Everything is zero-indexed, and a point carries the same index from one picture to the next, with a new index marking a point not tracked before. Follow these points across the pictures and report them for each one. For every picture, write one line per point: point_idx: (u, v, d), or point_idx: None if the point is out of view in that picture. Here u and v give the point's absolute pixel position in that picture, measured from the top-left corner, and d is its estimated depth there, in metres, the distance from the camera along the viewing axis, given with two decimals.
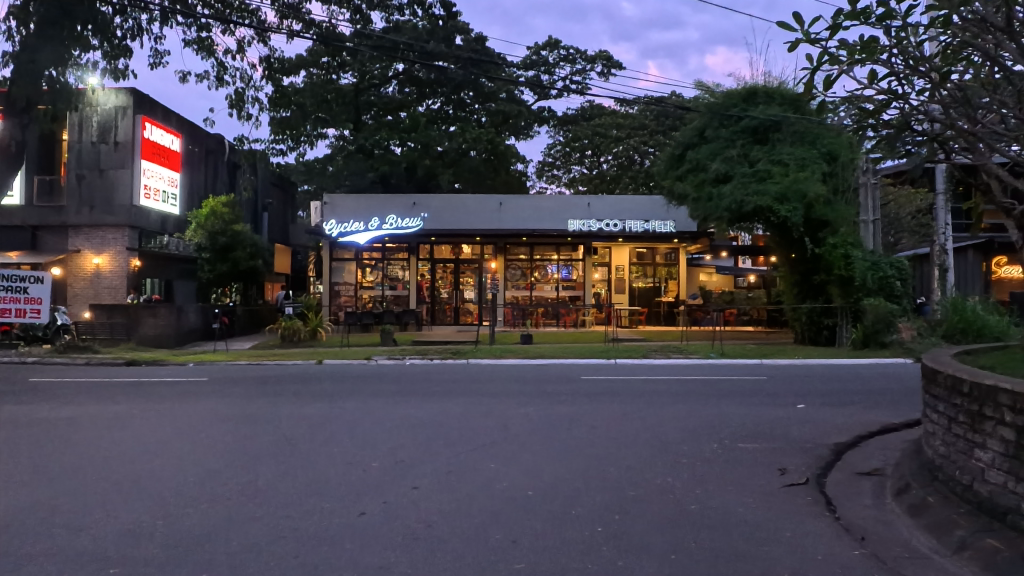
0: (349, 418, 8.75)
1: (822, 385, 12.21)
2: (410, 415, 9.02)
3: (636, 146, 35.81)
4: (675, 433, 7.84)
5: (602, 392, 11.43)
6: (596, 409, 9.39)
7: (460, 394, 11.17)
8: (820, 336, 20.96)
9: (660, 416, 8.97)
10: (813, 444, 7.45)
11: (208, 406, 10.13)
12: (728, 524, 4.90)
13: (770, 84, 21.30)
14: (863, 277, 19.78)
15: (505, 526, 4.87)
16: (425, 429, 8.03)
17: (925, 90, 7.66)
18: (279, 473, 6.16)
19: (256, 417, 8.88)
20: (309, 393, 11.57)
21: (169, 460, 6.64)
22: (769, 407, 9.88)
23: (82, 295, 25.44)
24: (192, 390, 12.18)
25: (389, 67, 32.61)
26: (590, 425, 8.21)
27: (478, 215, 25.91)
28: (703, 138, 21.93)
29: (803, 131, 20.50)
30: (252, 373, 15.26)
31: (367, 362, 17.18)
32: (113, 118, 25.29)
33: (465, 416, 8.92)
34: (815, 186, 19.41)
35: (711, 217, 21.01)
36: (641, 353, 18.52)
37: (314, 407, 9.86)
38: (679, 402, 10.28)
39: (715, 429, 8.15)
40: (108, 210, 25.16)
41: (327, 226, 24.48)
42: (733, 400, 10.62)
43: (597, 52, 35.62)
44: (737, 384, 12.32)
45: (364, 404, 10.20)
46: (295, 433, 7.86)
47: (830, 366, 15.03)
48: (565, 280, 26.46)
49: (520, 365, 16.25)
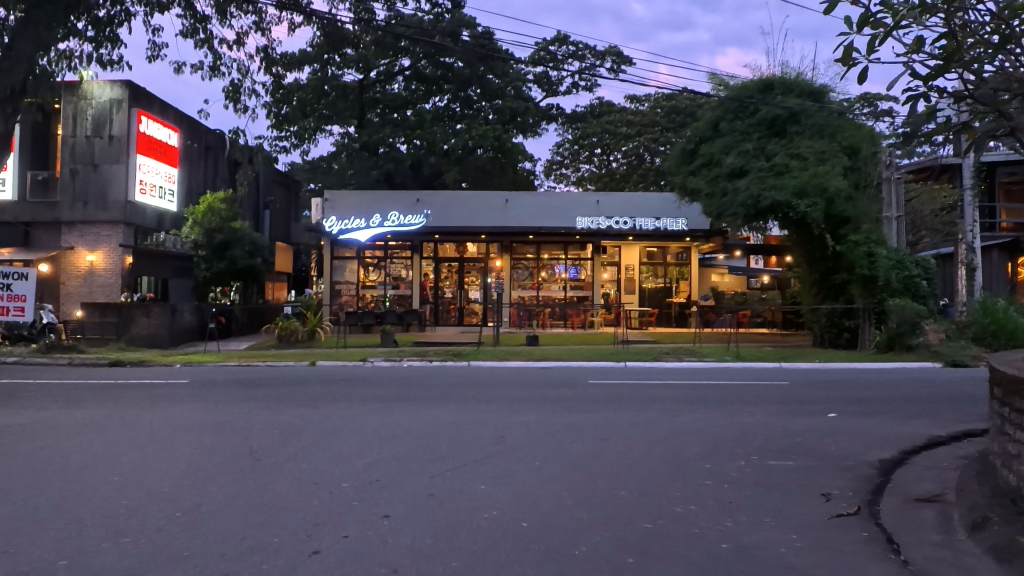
0: (327, 429, 7.83)
1: (851, 392, 11.21)
2: (399, 425, 8.12)
3: (647, 144, 34.82)
4: (694, 448, 6.89)
5: (612, 397, 10.49)
6: (603, 419, 8.46)
7: (457, 400, 10.24)
8: (840, 338, 19.83)
9: (677, 427, 8.03)
10: (855, 462, 6.49)
11: (178, 412, 9.24)
12: (769, 571, 3.94)
13: (787, 76, 20.24)
14: (887, 276, 18.74)
15: (490, 570, 3.94)
16: (411, 442, 7.12)
17: (988, 54, 6.64)
18: (230, 497, 5.24)
19: (225, 426, 7.99)
20: (293, 397, 10.66)
21: (107, 478, 5.75)
22: (797, 418, 8.92)
23: (75, 294, 24.63)
24: (170, 393, 11.31)
25: (396, 63, 32.11)
26: (599, 438, 7.29)
27: (484, 212, 24.95)
28: (717, 132, 20.95)
29: (822, 125, 19.54)
30: (239, 375, 14.35)
31: (363, 364, 16.28)
32: (108, 111, 24.43)
33: (459, 426, 8.02)
34: (836, 181, 18.44)
35: (725, 213, 20.06)
36: (652, 356, 17.49)
37: (292, 414, 8.95)
38: (696, 410, 9.33)
39: (739, 443, 7.20)
40: (102, 206, 24.36)
41: (327, 223, 23.58)
42: (758, 408, 9.64)
43: (608, 47, 34.73)
44: (758, 391, 11.32)
45: (349, 411, 9.28)
46: (265, 445, 6.95)
47: (859, 371, 14.04)
48: (573, 280, 25.53)
49: (524, 368, 15.34)
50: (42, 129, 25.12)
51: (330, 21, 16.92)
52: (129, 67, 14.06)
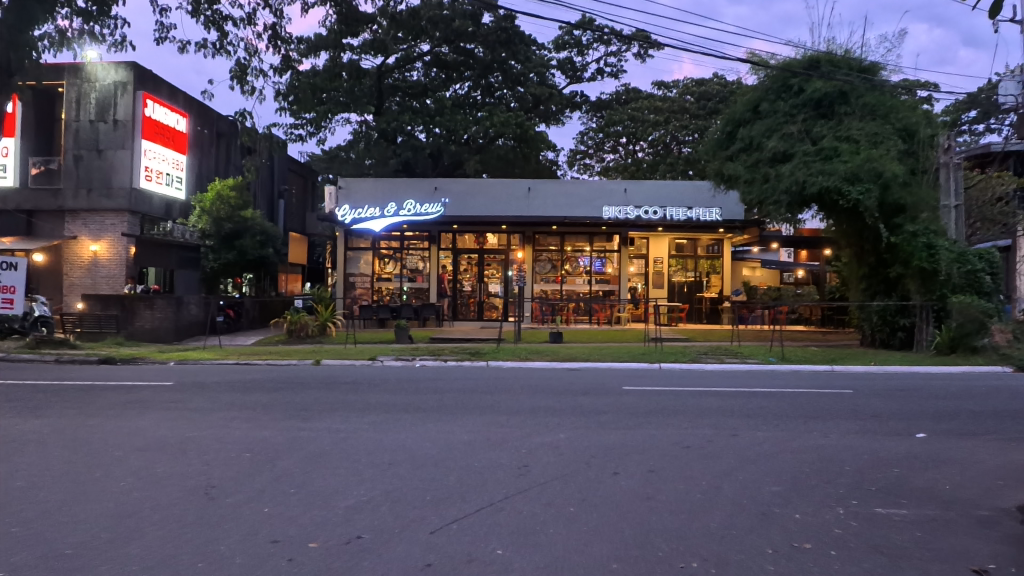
0: (311, 453, 6.41)
1: (929, 402, 9.60)
2: (400, 446, 6.68)
3: (675, 132, 33.09)
4: (771, 487, 5.41)
5: (652, 407, 9.04)
6: (648, 441, 6.96)
7: (471, 410, 8.78)
8: (894, 338, 18.08)
9: (741, 453, 6.53)
10: (988, 510, 4.98)
11: (145, 424, 7.90)
12: None
13: (836, 52, 18.54)
14: (949, 270, 16.90)
15: None
16: (413, 473, 5.68)
17: None
18: (159, 565, 3.87)
19: (187, 448, 6.56)
20: (286, 404, 9.28)
21: (6, 530, 4.40)
22: (881, 440, 7.35)
23: (77, 285, 23.38)
24: (151, 398, 10.00)
25: (416, 47, 30.53)
26: (646, 471, 5.82)
27: (505, 201, 23.47)
28: (757, 114, 19.26)
29: (874, 105, 17.94)
30: (233, 376, 12.93)
31: (372, 364, 14.82)
32: (112, 94, 23.21)
33: (471, 450, 6.56)
34: (892, 165, 16.77)
35: (767, 201, 18.32)
36: (689, 357, 15.84)
37: (274, 430, 7.51)
38: (754, 428, 7.78)
39: (828, 478, 5.71)
40: (105, 194, 23.13)
41: (340, 212, 22.23)
42: (829, 425, 8.07)
43: (634, 32, 33.25)
44: (820, 401, 9.73)
45: (344, 424, 7.89)
46: (228, 477, 5.55)
47: (926, 376, 12.42)
48: (599, 273, 23.89)
49: (548, 370, 13.85)
50: (45, 111, 24.06)
51: (350, 4, 15.04)
52: (133, 48, 12.91)
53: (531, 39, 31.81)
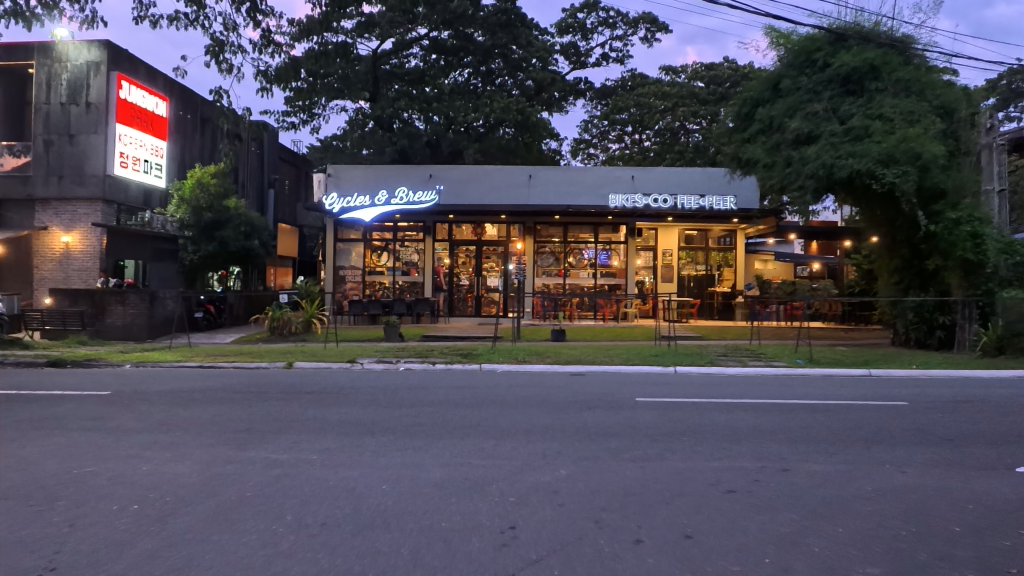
0: (226, 503, 4.76)
1: (1004, 420, 7.88)
2: (347, 492, 5.02)
3: (684, 119, 31.27)
4: (864, 570, 3.75)
5: (674, 427, 7.36)
6: (677, 482, 5.28)
7: (449, 432, 7.12)
8: (932, 337, 16.40)
9: (803, 503, 4.85)
10: None
11: (37, 453, 6.21)
12: None
13: (864, 24, 16.76)
14: (996, 263, 15.20)
15: None
16: (355, 544, 4.03)
17: None
18: None
19: (60, 497, 4.90)
20: (230, 424, 7.60)
21: None
22: (976, 477, 5.66)
23: (48, 280, 21.59)
24: (74, 411, 8.32)
25: (412, 31, 28.61)
26: (681, 536, 4.17)
27: (505, 189, 21.76)
28: (778, 92, 17.47)
29: (908, 81, 16.02)
30: (187, 382, 11.23)
31: (350, 367, 13.19)
32: (84, 75, 21.45)
33: (441, 498, 4.90)
34: (932, 146, 14.93)
35: (790, 186, 16.53)
36: (707, 359, 14.01)
37: (193, 464, 5.85)
38: (809, 460, 6.09)
39: (937, 550, 4.05)
40: (78, 181, 21.41)
41: (328, 200, 20.51)
42: (900, 455, 6.34)
43: (640, 14, 31.53)
44: (873, 419, 7.99)
45: (290, 453, 6.22)
46: (88, 555, 3.93)
47: (988, 382, 10.68)
48: (604, 267, 22.17)
49: (549, 376, 12.15)
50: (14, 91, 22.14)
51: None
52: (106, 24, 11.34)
53: (533, 23, 30.16)
